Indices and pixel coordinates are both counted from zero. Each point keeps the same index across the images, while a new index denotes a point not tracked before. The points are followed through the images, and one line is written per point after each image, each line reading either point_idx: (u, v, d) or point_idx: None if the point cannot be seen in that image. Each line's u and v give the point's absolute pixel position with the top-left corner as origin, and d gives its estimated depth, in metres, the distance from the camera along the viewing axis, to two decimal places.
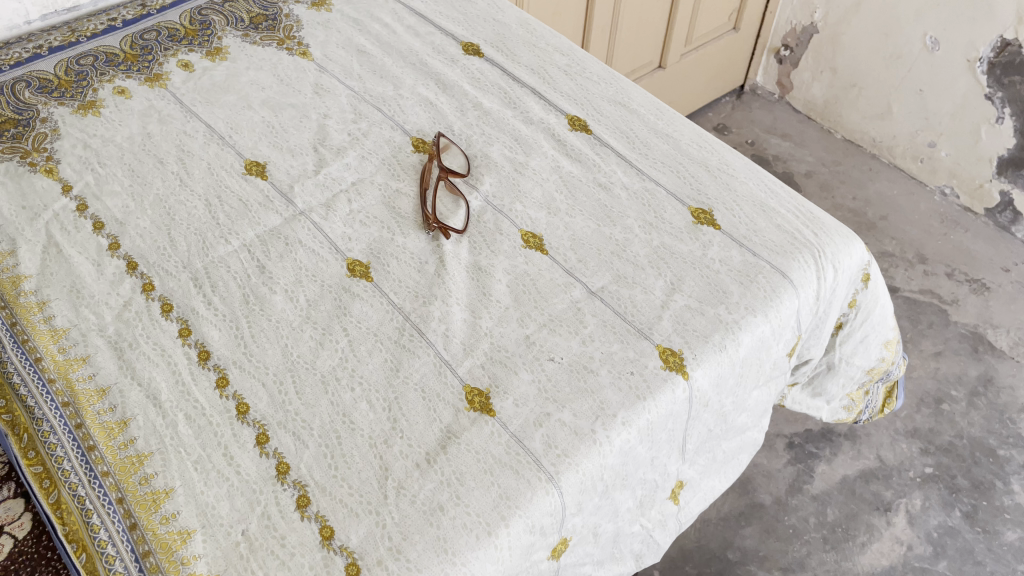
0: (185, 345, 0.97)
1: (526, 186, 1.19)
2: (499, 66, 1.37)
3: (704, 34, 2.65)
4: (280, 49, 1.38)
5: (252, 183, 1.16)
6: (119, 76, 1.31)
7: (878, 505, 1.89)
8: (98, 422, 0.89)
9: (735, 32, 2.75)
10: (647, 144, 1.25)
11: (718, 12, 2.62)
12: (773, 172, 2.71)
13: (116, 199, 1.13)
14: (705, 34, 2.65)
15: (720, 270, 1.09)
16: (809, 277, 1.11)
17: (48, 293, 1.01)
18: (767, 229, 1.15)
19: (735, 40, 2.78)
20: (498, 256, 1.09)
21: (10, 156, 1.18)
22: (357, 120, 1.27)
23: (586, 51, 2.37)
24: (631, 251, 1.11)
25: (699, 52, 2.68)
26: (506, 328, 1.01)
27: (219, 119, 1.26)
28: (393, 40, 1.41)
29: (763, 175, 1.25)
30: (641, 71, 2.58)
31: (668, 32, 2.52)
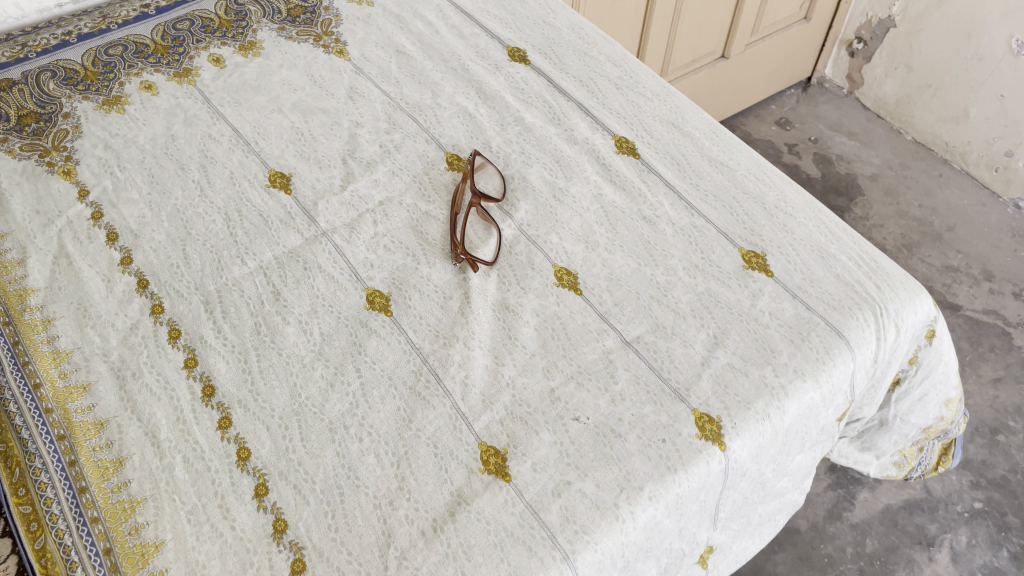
0: (190, 377, 0.92)
1: (564, 215, 1.10)
2: (546, 76, 1.27)
3: (773, 23, 2.50)
4: (316, 46, 1.31)
5: (274, 197, 1.10)
6: (148, 70, 1.25)
7: (921, 539, 1.78)
8: (92, 461, 0.85)
9: (806, 22, 2.59)
10: (699, 173, 1.16)
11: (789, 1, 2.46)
12: (835, 173, 2.56)
13: (132, 208, 1.08)
14: (773, 23, 2.50)
15: (769, 325, 1.00)
16: (867, 338, 1.01)
17: (54, 309, 0.97)
18: (824, 279, 1.05)
19: (806, 31, 2.62)
20: (528, 294, 1.02)
21: (29, 153, 1.13)
22: (390, 131, 1.19)
23: (647, 35, 2.24)
24: (673, 296, 1.02)
25: (766, 42, 2.53)
26: (530, 379, 0.94)
27: (247, 123, 1.19)
28: (435, 42, 1.33)
29: (823, 213, 1.14)
30: (702, 60, 2.45)
31: (735, 20, 2.38)
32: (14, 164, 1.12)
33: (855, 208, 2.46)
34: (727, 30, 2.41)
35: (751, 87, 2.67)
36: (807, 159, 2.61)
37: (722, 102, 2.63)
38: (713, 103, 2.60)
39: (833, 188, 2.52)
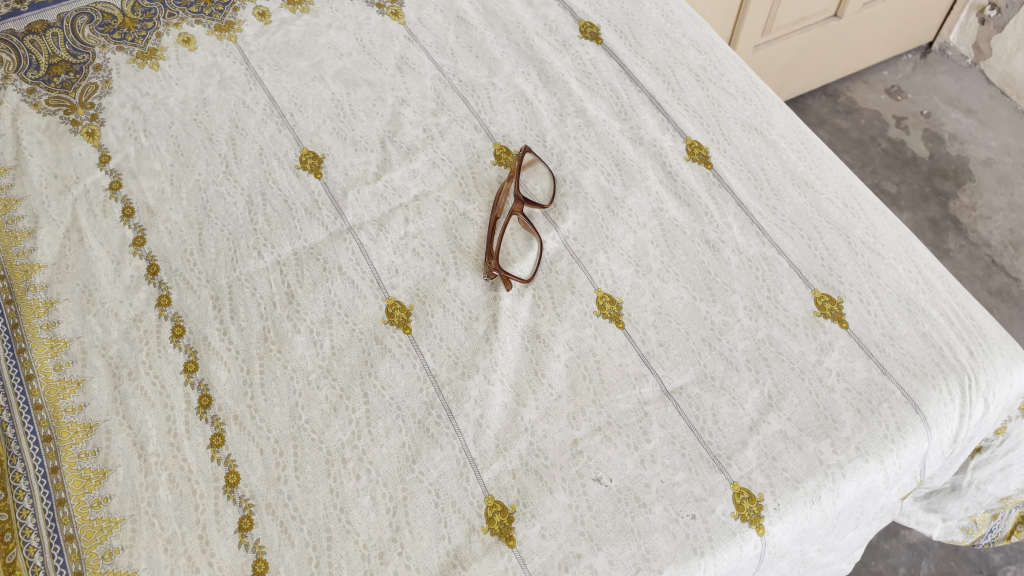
0: (187, 384, 0.85)
1: (616, 231, 0.99)
2: (618, 60, 1.14)
3: None
4: (370, 5, 1.19)
5: (303, 181, 1.01)
6: (188, 21, 1.16)
7: (982, 569, 1.51)
8: (75, 469, 0.80)
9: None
10: (779, 194, 1.01)
11: None
12: (945, 155, 2.32)
13: (153, 180, 1.00)
14: None
15: (835, 389, 0.87)
16: (950, 415, 0.87)
17: (59, 290, 0.91)
18: (907, 337, 0.91)
19: None
20: (563, 322, 0.91)
21: (55, 108, 1.06)
22: (437, 112, 1.08)
23: None
24: (728, 341, 0.90)
25: (887, 4, 2.26)
26: (553, 426, 0.84)
27: (285, 91, 1.10)
28: (500, 9, 1.19)
29: (918, 253, 0.99)
30: (812, 19, 2.18)
31: None
32: (38, 119, 1.06)
33: (961, 195, 2.23)
34: None
35: (863, 53, 2.41)
36: (915, 136, 2.36)
37: (829, 68, 2.38)
38: (819, 69, 2.36)
39: (940, 171, 2.28)
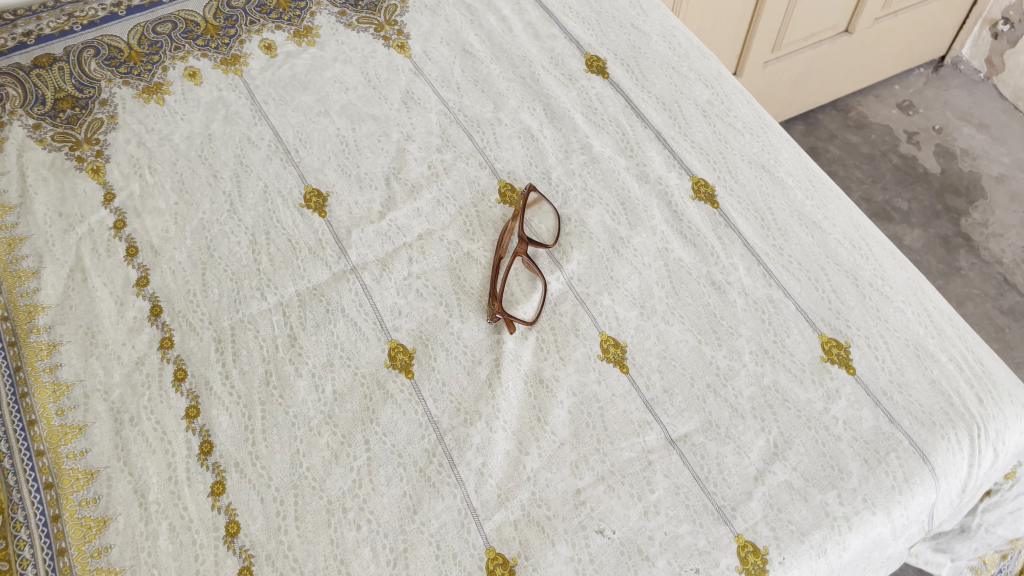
0: (189, 430, 0.85)
1: (621, 271, 0.98)
2: (624, 95, 1.13)
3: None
4: (376, 38, 1.19)
5: (307, 220, 1.01)
6: (194, 54, 1.16)
7: None
8: (76, 518, 0.80)
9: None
10: (786, 234, 1.01)
11: None
12: (957, 171, 2.30)
13: (157, 219, 1.00)
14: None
15: (842, 438, 0.86)
16: (958, 464, 0.86)
17: (62, 332, 0.91)
18: (915, 384, 0.90)
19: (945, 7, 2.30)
20: (567, 367, 0.91)
21: (60, 144, 1.07)
22: (442, 149, 1.08)
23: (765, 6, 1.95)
24: (734, 387, 0.89)
25: (898, 18, 2.23)
26: (555, 474, 0.83)
27: (290, 126, 1.09)
28: (506, 42, 1.19)
29: (927, 294, 0.98)
30: (822, 35, 2.16)
31: None
32: (43, 155, 1.06)
33: (973, 211, 2.21)
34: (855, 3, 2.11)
35: (874, 70, 2.39)
36: (926, 151, 2.34)
37: (840, 83, 2.36)
38: (830, 84, 2.34)
39: (951, 187, 2.26)
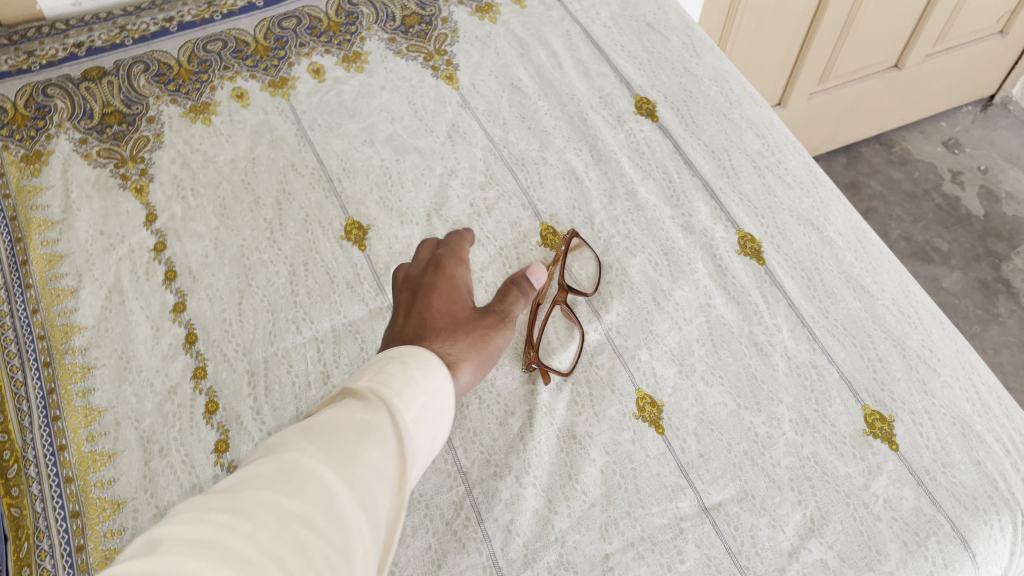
0: (217, 465, 0.84)
1: (661, 325, 0.96)
2: (673, 141, 1.11)
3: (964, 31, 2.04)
4: (424, 67, 1.18)
5: (346, 253, 1.00)
6: (243, 74, 1.15)
7: None
8: (100, 549, 0.79)
9: (1001, 37, 2.13)
10: (833, 297, 0.98)
11: (989, 14, 2.02)
12: (1000, 215, 2.11)
13: (197, 243, 1.00)
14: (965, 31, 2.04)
15: (881, 517, 0.83)
16: (1000, 552, 0.83)
17: (97, 355, 0.91)
18: (960, 465, 0.87)
19: (1000, 47, 2.16)
20: (601, 423, 0.89)
21: (105, 160, 1.07)
22: (485, 186, 1.07)
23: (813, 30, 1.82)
24: (771, 456, 0.87)
25: (950, 55, 2.09)
26: (584, 537, 0.81)
27: (334, 155, 1.09)
28: (556, 78, 1.18)
29: (975, 369, 0.95)
30: (869, 70, 2.03)
31: (920, 24, 1.94)
32: (88, 171, 1.06)
33: (1016, 257, 2.03)
34: (905, 39, 1.99)
35: (919, 105, 2.22)
36: (969, 193, 2.16)
37: (883, 121, 2.22)
38: (873, 121, 2.20)
39: (994, 232, 2.08)
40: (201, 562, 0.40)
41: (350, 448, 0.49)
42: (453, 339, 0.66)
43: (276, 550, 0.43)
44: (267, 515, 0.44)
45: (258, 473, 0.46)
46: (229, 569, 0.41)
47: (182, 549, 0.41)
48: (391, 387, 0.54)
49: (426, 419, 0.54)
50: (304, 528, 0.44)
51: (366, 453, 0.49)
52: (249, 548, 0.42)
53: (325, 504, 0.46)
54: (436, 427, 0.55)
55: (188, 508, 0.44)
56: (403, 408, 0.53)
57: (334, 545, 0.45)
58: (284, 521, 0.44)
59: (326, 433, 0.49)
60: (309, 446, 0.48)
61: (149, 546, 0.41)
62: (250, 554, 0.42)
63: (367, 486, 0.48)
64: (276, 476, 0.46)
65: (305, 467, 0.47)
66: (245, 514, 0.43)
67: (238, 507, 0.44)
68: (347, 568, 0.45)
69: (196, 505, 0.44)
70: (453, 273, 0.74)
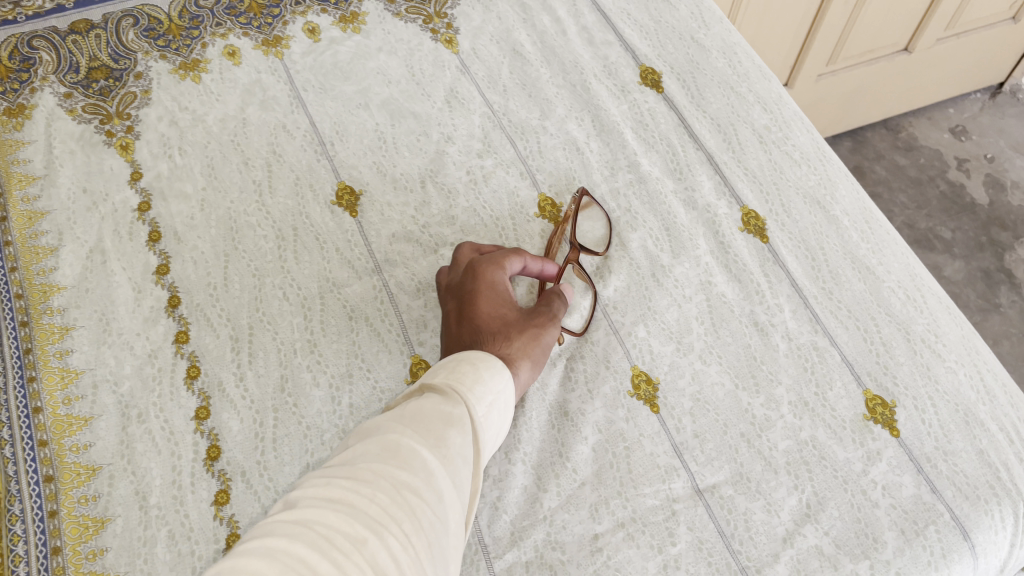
0: (197, 432, 0.82)
1: (659, 301, 0.93)
2: (678, 113, 1.08)
3: (977, 16, 1.99)
4: (423, 30, 1.14)
5: (337, 219, 0.97)
6: (236, 32, 1.12)
7: None
8: (74, 516, 0.77)
9: (1014, 23, 2.08)
10: (838, 278, 0.95)
11: None
12: (1005, 204, 2.08)
13: (183, 204, 0.97)
14: (977, 16, 1.99)
15: (879, 505, 0.81)
16: (1000, 543, 0.81)
17: (76, 316, 0.88)
18: (962, 453, 0.84)
19: (1013, 32, 2.11)
20: (595, 400, 0.86)
21: (91, 116, 1.03)
22: (482, 154, 1.03)
23: (824, 11, 1.78)
24: (768, 439, 0.85)
25: (961, 40, 2.04)
26: (574, 516, 0.79)
27: (327, 117, 1.05)
28: (559, 45, 1.14)
29: (980, 355, 0.92)
30: (880, 53, 1.98)
31: (933, 8, 1.89)
32: (72, 126, 1.02)
33: (1020, 246, 2.00)
34: (917, 23, 1.94)
35: (928, 89, 2.18)
36: (976, 180, 2.13)
37: (891, 104, 2.18)
38: (882, 104, 2.16)
39: (999, 220, 2.05)
40: (340, 515, 0.53)
41: (440, 434, 0.62)
42: (511, 339, 0.77)
43: (392, 511, 0.55)
44: (382, 483, 0.56)
45: (369, 450, 0.59)
46: (358, 525, 0.53)
47: (324, 506, 0.54)
48: (464, 385, 0.67)
49: (491, 413, 0.69)
50: (410, 496, 0.56)
51: (453, 440, 0.62)
52: (373, 507, 0.54)
53: (422, 478, 0.58)
54: (498, 419, 0.70)
55: (320, 481, 0.56)
56: (474, 404, 0.67)
57: (432, 509, 0.57)
58: (395, 488, 0.56)
59: (420, 422, 0.63)
60: (407, 430, 0.61)
61: (288, 504, 0.55)
62: (374, 513, 0.54)
63: (452, 468, 0.61)
64: (385, 452, 0.59)
65: (407, 446, 0.60)
66: (365, 482, 0.56)
67: (360, 475, 0.57)
68: (442, 529, 0.57)
69: (325, 476, 0.57)
70: (500, 275, 0.83)
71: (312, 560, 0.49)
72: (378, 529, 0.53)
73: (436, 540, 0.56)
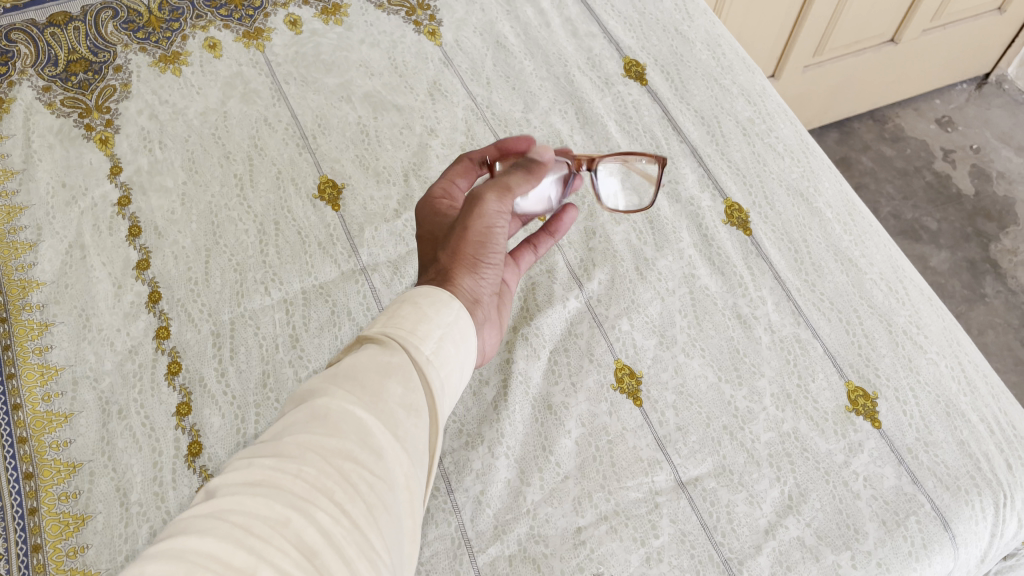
0: (178, 428, 0.81)
1: (643, 295, 0.93)
2: (662, 105, 1.08)
3: (962, 6, 2.00)
4: (406, 22, 1.14)
5: (319, 213, 0.96)
6: (216, 24, 1.11)
7: None
8: (54, 513, 0.76)
9: (999, 13, 2.09)
10: (820, 270, 0.96)
11: None
12: (990, 194, 2.09)
13: (163, 198, 0.96)
14: (963, 6, 2.00)
15: (861, 496, 0.81)
16: (980, 533, 0.81)
17: (55, 312, 0.88)
18: (943, 444, 0.85)
19: (998, 23, 2.12)
20: (578, 394, 0.86)
21: (69, 110, 1.02)
22: (466, 147, 1.03)
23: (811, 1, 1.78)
24: (751, 431, 0.85)
25: (946, 31, 2.05)
26: (557, 510, 0.79)
27: (309, 110, 1.05)
28: (543, 37, 1.13)
29: (962, 347, 0.93)
30: (867, 43, 1.99)
31: None
32: (51, 120, 1.01)
33: (1004, 237, 2.01)
34: (903, 13, 1.94)
35: (914, 80, 2.18)
36: (961, 171, 2.13)
37: (878, 96, 2.18)
38: (869, 95, 2.16)
39: (984, 211, 2.06)
40: (257, 499, 0.42)
41: (380, 385, 0.51)
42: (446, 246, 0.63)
43: (320, 484, 0.44)
44: (310, 456, 0.45)
45: (296, 419, 0.48)
46: (278, 508, 0.42)
47: (238, 494, 0.43)
48: (406, 326, 0.56)
49: (448, 347, 0.56)
50: (345, 462, 0.46)
51: (398, 390, 0.52)
52: (296, 485, 0.44)
53: (360, 439, 0.47)
54: (461, 354, 0.57)
55: (239, 463, 0.45)
56: (420, 343, 0.54)
57: (376, 474, 0.47)
58: (325, 458, 0.45)
59: (359, 377, 0.51)
60: (343, 388, 0.50)
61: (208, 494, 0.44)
62: (297, 490, 0.43)
63: (400, 421, 0.50)
64: (313, 419, 0.48)
65: (340, 407, 0.49)
66: (290, 458, 0.45)
67: (283, 451, 0.46)
68: (392, 492, 0.47)
69: (245, 457, 0.46)
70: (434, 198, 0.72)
71: (221, 558, 0.39)
72: (303, 508, 0.42)
73: (386, 507, 0.46)
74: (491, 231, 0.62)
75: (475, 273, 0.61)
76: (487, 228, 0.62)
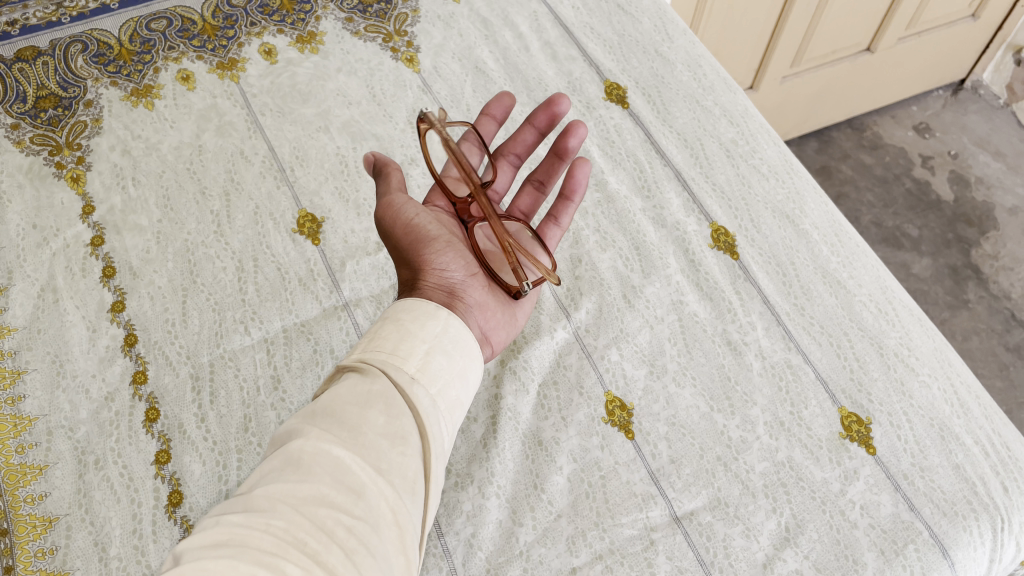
0: (158, 477, 0.79)
1: (631, 323, 0.92)
2: (644, 128, 1.07)
3: (937, 13, 2.00)
4: (384, 49, 1.12)
5: (299, 247, 0.94)
6: (189, 55, 1.09)
7: None
8: (30, 571, 0.73)
9: (973, 20, 2.09)
10: (810, 294, 0.95)
11: None
12: (970, 200, 2.09)
13: (137, 237, 0.94)
14: (937, 13, 2.00)
15: (858, 525, 0.80)
16: (979, 559, 0.80)
17: (28, 359, 0.85)
18: (938, 469, 0.84)
19: (972, 30, 2.12)
20: (569, 429, 0.84)
21: (39, 148, 0.99)
22: None
23: (787, 11, 1.78)
24: (745, 461, 0.83)
25: (922, 39, 2.06)
26: (550, 550, 0.77)
27: (287, 142, 1.03)
28: (522, 61, 1.12)
29: (954, 367, 0.92)
30: (843, 52, 1.99)
31: (895, 6, 1.90)
32: (20, 159, 0.99)
33: (986, 243, 2.02)
34: (879, 22, 1.94)
35: (891, 88, 2.19)
36: (941, 178, 2.14)
37: (856, 105, 2.19)
38: (847, 104, 2.17)
39: (964, 217, 2.06)
40: (222, 560, 0.41)
41: (357, 418, 0.52)
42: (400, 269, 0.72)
43: (291, 537, 0.43)
44: (281, 506, 0.45)
45: (270, 467, 0.48)
46: (244, 565, 0.41)
47: (202, 558, 0.42)
48: (386, 349, 0.59)
49: (430, 369, 0.58)
50: (318, 510, 0.45)
51: (373, 423, 0.52)
52: (265, 541, 0.43)
53: (335, 479, 0.47)
54: (445, 372, 0.59)
55: (207, 523, 0.45)
56: (397, 369, 0.57)
57: (353, 516, 0.46)
58: (296, 508, 0.45)
59: (332, 416, 0.52)
60: (315, 430, 0.50)
61: (173, 561, 0.43)
62: (266, 546, 0.43)
63: (380, 452, 0.51)
64: (289, 465, 0.48)
65: (311, 449, 0.49)
66: (259, 513, 0.44)
67: (254, 505, 0.45)
68: (374, 532, 0.46)
69: (215, 515, 0.46)
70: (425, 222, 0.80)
71: None
72: (272, 562, 0.42)
73: (368, 547, 0.45)
74: (414, 227, 0.71)
75: (435, 273, 0.69)
76: (406, 228, 0.71)
